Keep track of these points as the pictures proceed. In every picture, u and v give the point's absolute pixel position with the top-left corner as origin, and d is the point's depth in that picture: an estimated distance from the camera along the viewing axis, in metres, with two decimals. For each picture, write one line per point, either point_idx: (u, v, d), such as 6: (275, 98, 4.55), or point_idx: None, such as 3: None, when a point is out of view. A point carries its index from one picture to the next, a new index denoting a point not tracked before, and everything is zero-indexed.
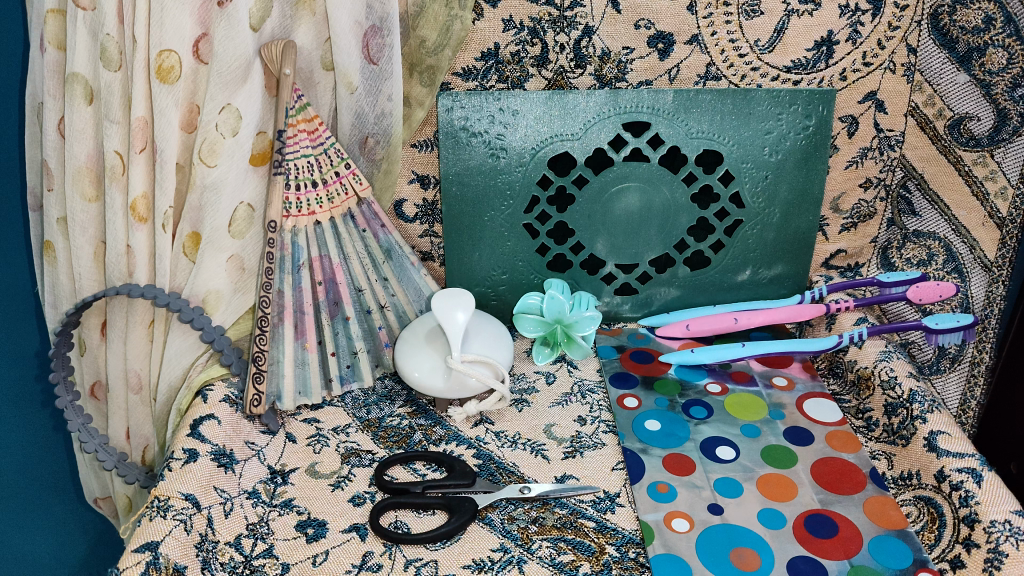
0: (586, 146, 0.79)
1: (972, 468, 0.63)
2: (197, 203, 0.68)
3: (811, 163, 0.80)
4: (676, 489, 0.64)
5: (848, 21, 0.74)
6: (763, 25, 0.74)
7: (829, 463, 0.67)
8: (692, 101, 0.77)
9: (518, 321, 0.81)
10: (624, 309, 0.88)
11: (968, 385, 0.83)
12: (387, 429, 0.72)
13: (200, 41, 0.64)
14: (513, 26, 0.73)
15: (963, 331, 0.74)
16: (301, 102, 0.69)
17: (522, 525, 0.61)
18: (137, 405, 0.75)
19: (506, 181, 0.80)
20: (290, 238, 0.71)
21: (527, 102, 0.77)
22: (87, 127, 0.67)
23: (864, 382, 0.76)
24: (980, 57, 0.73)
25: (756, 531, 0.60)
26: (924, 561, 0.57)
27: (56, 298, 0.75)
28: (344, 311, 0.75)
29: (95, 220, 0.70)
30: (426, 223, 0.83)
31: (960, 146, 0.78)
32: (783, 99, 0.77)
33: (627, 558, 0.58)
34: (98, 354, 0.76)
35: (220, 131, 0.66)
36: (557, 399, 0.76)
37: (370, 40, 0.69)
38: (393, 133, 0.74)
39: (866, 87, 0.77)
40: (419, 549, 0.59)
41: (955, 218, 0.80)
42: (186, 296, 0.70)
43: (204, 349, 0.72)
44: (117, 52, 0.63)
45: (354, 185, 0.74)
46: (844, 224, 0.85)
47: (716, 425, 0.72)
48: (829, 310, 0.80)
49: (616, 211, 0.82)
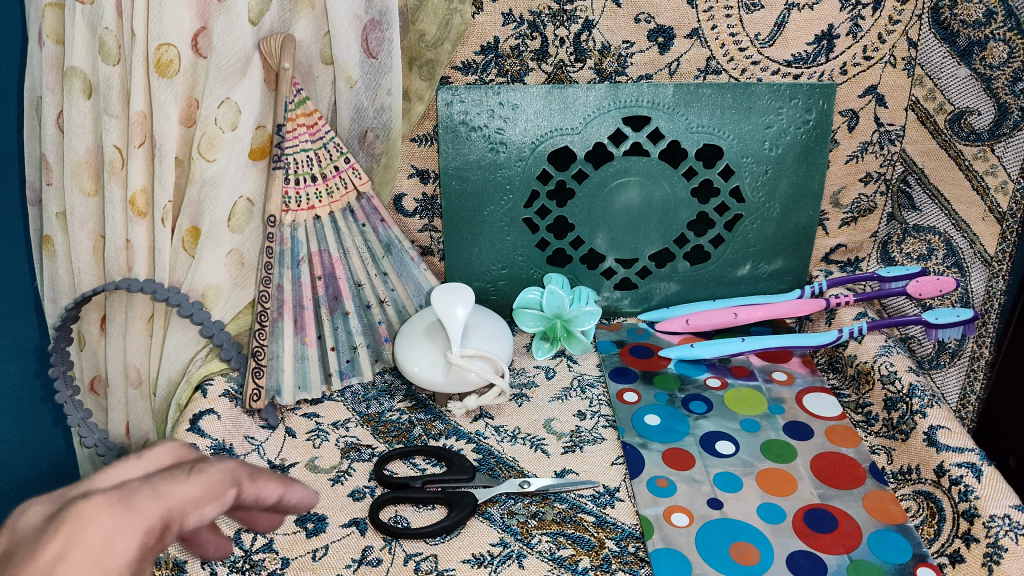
0: (586, 140, 0.79)
1: (971, 463, 0.63)
2: (197, 197, 0.68)
3: (811, 157, 0.80)
4: (676, 484, 0.64)
5: (848, 15, 0.74)
6: (763, 19, 0.74)
7: (829, 458, 0.67)
8: (692, 96, 0.77)
9: (518, 315, 0.81)
10: (624, 305, 0.88)
11: (968, 379, 0.83)
12: (387, 424, 0.72)
13: (199, 34, 0.64)
14: (513, 20, 0.73)
15: (963, 326, 0.74)
16: (301, 96, 0.70)
17: (522, 520, 0.61)
18: (137, 400, 0.75)
19: (506, 176, 0.80)
20: (290, 232, 0.71)
21: (527, 96, 0.76)
22: (86, 121, 0.67)
23: (864, 377, 0.76)
24: (980, 51, 0.72)
25: (755, 526, 0.60)
26: (924, 555, 0.57)
27: (55, 292, 0.74)
28: (344, 305, 0.75)
29: (94, 215, 0.70)
30: (426, 217, 0.83)
31: (960, 140, 0.77)
32: (783, 93, 0.77)
33: (627, 552, 0.58)
34: (98, 348, 0.76)
35: (219, 125, 0.66)
36: (557, 394, 0.76)
37: (370, 34, 0.69)
38: (393, 127, 0.73)
39: (866, 81, 0.77)
40: (418, 543, 0.59)
41: (955, 212, 0.79)
42: (186, 290, 0.70)
43: (204, 344, 0.72)
44: (115, 46, 0.63)
45: (354, 179, 0.74)
46: (844, 218, 0.85)
47: (716, 420, 0.72)
48: (829, 304, 0.80)
49: (616, 205, 0.82)
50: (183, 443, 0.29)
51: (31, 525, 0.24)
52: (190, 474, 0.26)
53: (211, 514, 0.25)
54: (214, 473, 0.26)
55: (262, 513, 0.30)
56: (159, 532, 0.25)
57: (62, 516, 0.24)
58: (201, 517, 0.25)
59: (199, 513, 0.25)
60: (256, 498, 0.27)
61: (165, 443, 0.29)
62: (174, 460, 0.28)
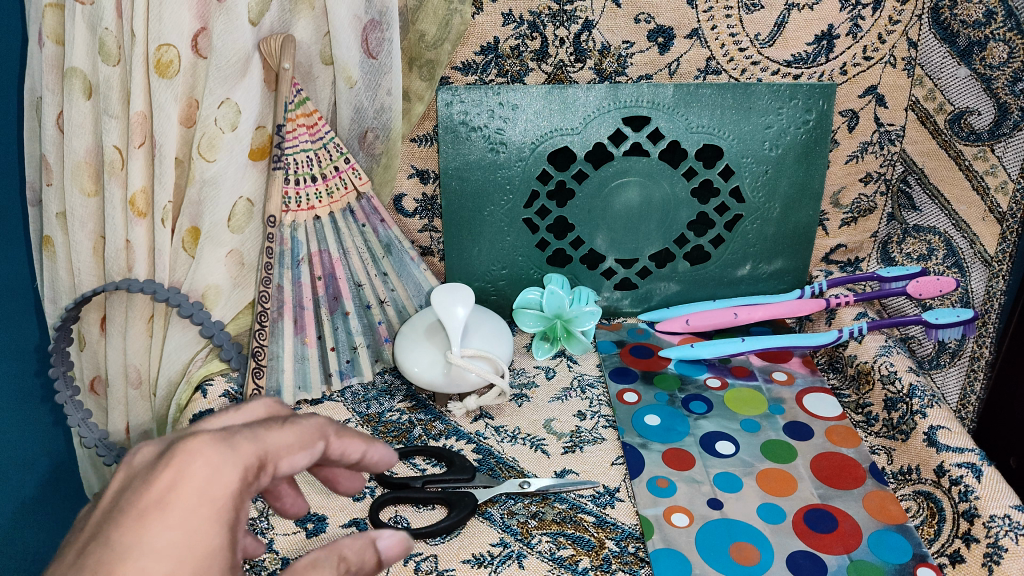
0: (586, 140, 0.79)
1: (972, 463, 0.63)
2: (197, 197, 0.68)
3: (811, 157, 0.80)
4: (676, 484, 0.64)
5: (848, 15, 0.74)
6: (763, 19, 0.74)
7: (828, 458, 0.67)
8: (692, 96, 0.77)
9: (518, 316, 0.81)
10: (624, 305, 0.88)
11: (968, 379, 0.83)
12: (387, 424, 0.72)
13: (199, 35, 0.64)
14: (513, 20, 0.73)
15: (963, 326, 0.74)
16: (301, 96, 0.70)
17: (522, 520, 0.61)
18: (137, 400, 0.75)
19: (506, 176, 0.80)
20: (290, 232, 0.71)
21: (527, 96, 0.76)
22: (86, 121, 0.67)
23: (864, 377, 0.76)
24: (980, 51, 0.72)
25: (756, 526, 0.60)
26: (924, 555, 0.57)
27: (55, 293, 0.74)
28: (343, 306, 0.75)
29: (94, 215, 0.70)
30: (426, 218, 0.83)
31: (960, 141, 0.77)
32: (783, 93, 0.77)
33: (627, 552, 0.58)
34: (98, 348, 0.76)
35: (219, 125, 0.66)
36: (557, 394, 0.76)
37: (370, 34, 0.69)
38: (393, 127, 0.73)
39: (866, 81, 0.78)
40: (418, 544, 0.59)
41: (955, 212, 0.79)
42: (186, 290, 0.70)
43: (204, 344, 0.72)
44: (115, 46, 0.63)
45: (354, 179, 0.74)
46: (844, 218, 0.85)
47: (716, 420, 0.72)
48: (829, 304, 0.81)
49: (616, 206, 0.82)
50: (274, 402, 0.38)
51: (150, 460, 0.31)
52: (284, 425, 0.34)
53: (303, 458, 0.34)
54: (305, 427, 0.34)
55: (343, 471, 0.43)
56: (257, 468, 0.32)
57: (175, 452, 0.30)
58: (295, 461, 0.34)
59: (291, 457, 0.33)
60: (339, 453, 0.37)
61: (258, 403, 0.37)
62: (269, 413, 0.37)
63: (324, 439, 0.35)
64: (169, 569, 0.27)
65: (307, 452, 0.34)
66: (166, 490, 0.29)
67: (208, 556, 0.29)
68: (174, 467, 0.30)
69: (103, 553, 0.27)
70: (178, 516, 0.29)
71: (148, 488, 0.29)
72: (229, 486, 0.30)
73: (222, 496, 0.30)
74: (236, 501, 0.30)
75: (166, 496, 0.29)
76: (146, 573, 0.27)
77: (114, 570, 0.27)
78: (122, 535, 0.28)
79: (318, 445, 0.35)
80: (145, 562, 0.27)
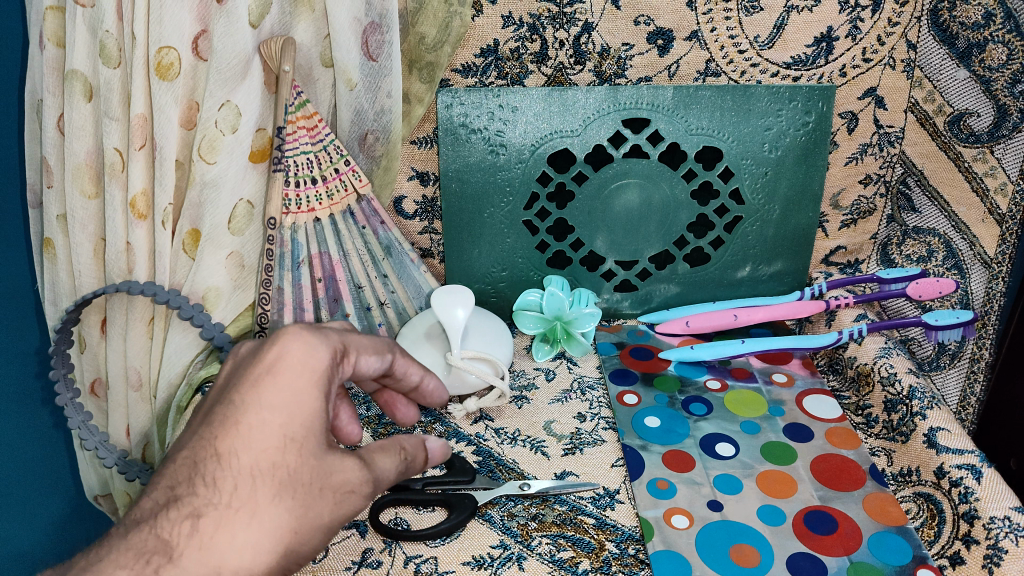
0: (586, 142, 0.79)
1: (971, 464, 0.63)
2: (197, 200, 0.68)
3: (811, 159, 0.80)
4: (676, 486, 0.64)
5: (848, 17, 0.74)
6: (763, 21, 0.74)
7: (828, 459, 0.67)
8: (692, 98, 0.77)
9: (518, 317, 0.81)
10: (624, 306, 0.88)
11: (968, 380, 0.83)
12: (387, 425, 0.72)
13: (199, 38, 0.64)
14: (513, 22, 0.73)
15: (963, 327, 0.74)
16: (301, 99, 0.69)
17: (522, 522, 0.61)
18: (137, 402, 0.75)
19: (506, 178, 0.80)
20: (290, 235, 0.71)
21: (527, 98, 0.77)
22: (86, 123, 0.67)
23: (864, 378, 0.76)
24: (979, 53, 0.72)
25: (756, 527, 0.60)
26: (924, 557, 0.57)
27: (55, 295, 0.74)
28: (343, 308, 0.76)
29: (95, 217, 0.70)
30: (426, 220, 0.83)
31: (960, 142, 0.77)
32: (783, 95, 0.77)
33: (627, 554, 0.58)
34: (99, 351, 0.76)
35: (219, 127, 0.66)
36: (557, 396, 0.76)
37: (370, 36, 0.69)
38: (393, 129, 0.74)
39: (866, 83, 0.78)
40: (419, 545, 0.59)
41: (955, 214, 0.79)
42: (186, 293, 0.70)
43: (204, 346, 0.72)
44: (116, 49, 0.63)
45: (354, 181, 0.74)
46: (844, 220, 0.85)
47: (716, 421, 0.72)
48: (829, 306, 0.81)
49: (616, 207, 0.82)
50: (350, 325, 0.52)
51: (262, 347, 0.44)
52: (363, 335, 0.49)
53: (379, 357, 0.49)
54: (379, 340, 0.50)
55: (400, 403, 0.59)
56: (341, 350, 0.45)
57: (279, 337, 0.44)
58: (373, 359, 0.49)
59: (371, 355, 0.48)
60: (403, 372, 0.52)
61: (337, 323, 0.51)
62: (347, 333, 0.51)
63: (392, 352, 0.51)
64: (282, 421, 0.41)
65: (379, 355, 0.49)
66: (275, 361, 0.43)
67: (311, 413, 0.42)
68: (278, 347, 0.43)
69: (230, 408, 0.41)
70: (285, 380, 0.42)
71: (262, 360, 0.43)
72: (320, 362, 0.43)
73: (318, 367, 0.43)
74: (328, 374, 0.43)
75: (274, 366, 0.42)
76: (265, 421, 0.41)
77: (241, 418, 0.41)
78: (242, 393, 0.42)
79: (388, 354, 0.50)
80: (263, 414, 0.41)
